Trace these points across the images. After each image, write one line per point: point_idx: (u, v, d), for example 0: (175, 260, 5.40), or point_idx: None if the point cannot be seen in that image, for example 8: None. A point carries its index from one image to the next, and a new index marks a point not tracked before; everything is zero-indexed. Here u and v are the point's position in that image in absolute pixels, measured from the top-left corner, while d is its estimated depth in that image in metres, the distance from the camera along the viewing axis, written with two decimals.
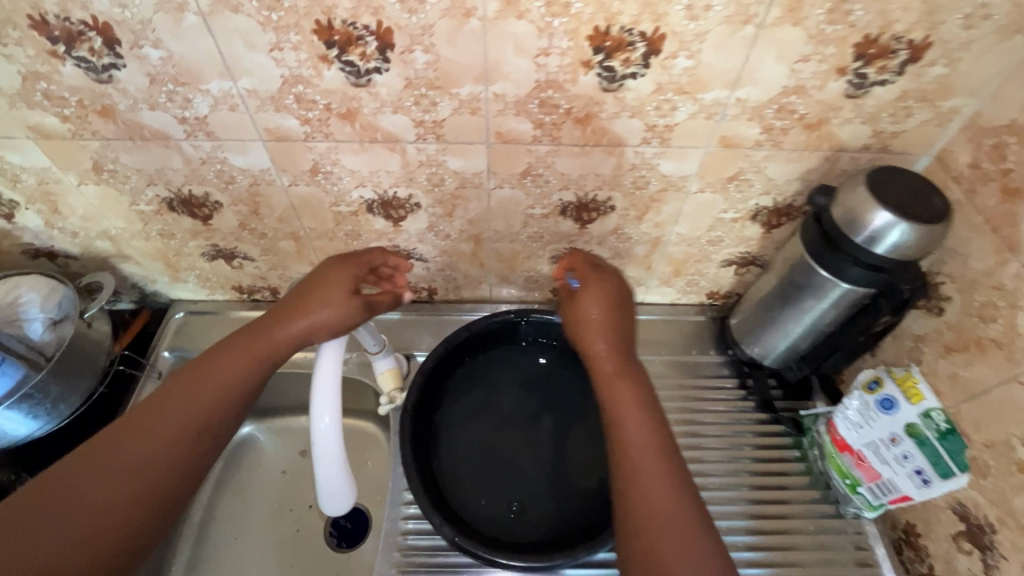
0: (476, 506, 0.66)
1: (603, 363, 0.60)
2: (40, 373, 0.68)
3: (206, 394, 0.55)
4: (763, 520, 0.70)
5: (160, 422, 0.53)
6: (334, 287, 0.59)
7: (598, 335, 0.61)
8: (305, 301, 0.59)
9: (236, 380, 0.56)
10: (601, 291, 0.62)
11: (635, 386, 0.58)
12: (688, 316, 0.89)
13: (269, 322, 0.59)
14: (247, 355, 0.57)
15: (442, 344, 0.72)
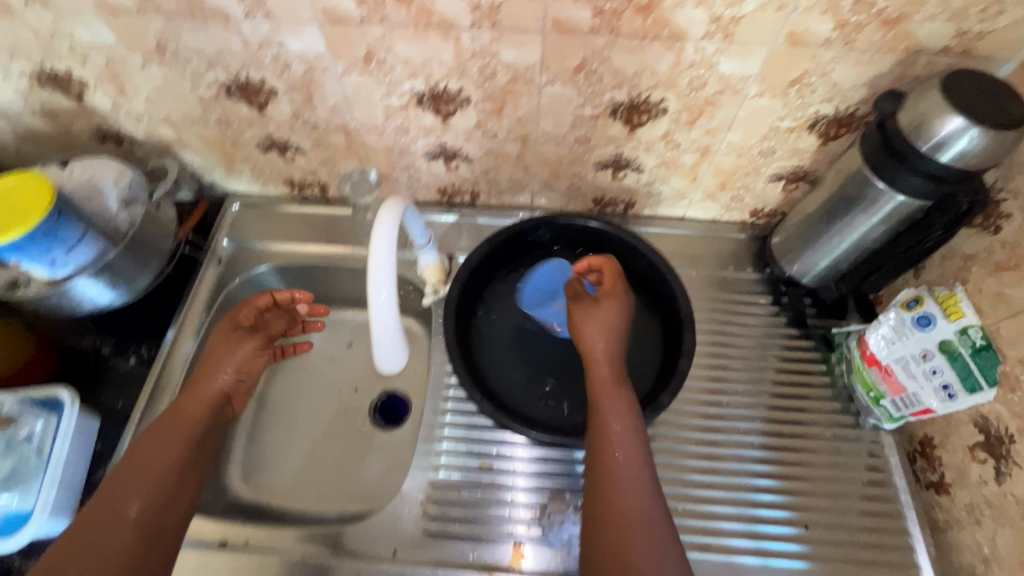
0: (511, 390, 0.71)
1: (597, 368, 0.64)
2: (117, 247, 0.73)
3: (149, 469, 0.63)
4: (779, 425, 0.74)
5: (155, 462, 0.63)
6: (233, 333, 0.76)
7: (597, 337, 0.66)
8: (214, 356, 0.74)
9: (178, 450, 0.65)
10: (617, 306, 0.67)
11: (618, 391, 0.62)
12: (727, 234, 0.88)
13: (183, 394, 0.70)
14: (175, 431, 0.66)
15: (487, 243, 0.76)
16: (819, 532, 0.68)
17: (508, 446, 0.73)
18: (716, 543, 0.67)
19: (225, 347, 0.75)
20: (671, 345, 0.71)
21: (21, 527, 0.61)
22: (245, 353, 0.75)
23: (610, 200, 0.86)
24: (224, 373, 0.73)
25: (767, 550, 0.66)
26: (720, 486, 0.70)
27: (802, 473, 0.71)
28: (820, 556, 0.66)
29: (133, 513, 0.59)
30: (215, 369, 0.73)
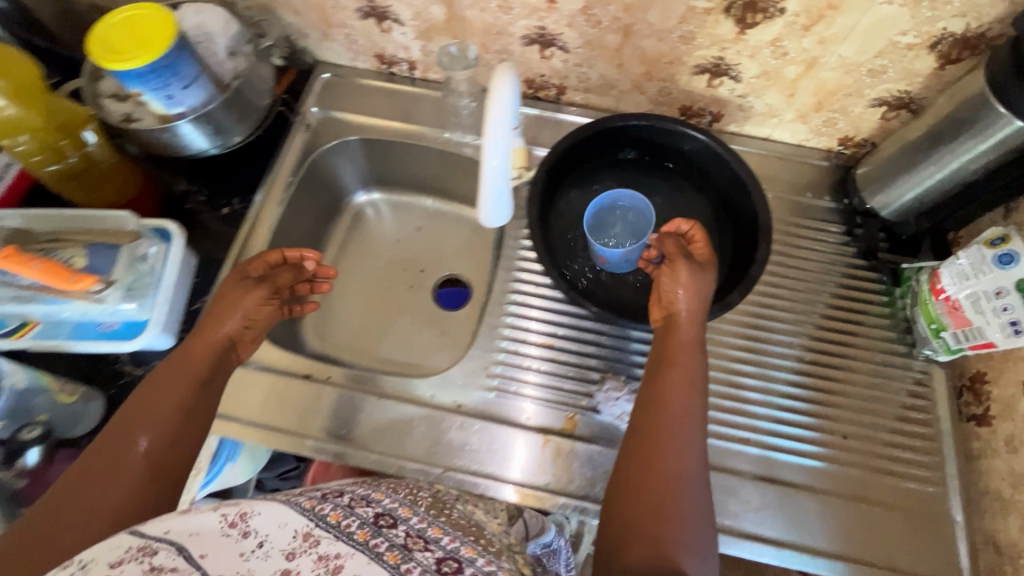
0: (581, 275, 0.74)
1: (682, 331, 0.63)
2: (222, 96, 0.75)
3: (160, 409, 0.58)
4: (831, 345, 0.76)
5: (155, 409, 0.58)
6: (240, 282, 0.70)
7: (688, 304, 0.64)
8: (222, 301, 0.68)
9: (187, 389, 0.61)
10: (703, 274, 0.65)
11: (696, 365, 0.61)
12: (810, 161, 0.87)
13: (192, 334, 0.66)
14: (185, 370, 0.62)
15: (583, 130, 0.75)
16: (847, 441, 0.72)
17: (526, 320, 0.78)
18: (748, 436, 0.71)
19: (230, 291, 0.69)
20: (743, 255, 0.72)
21: (141, 334, 0.69)
22: (254, 301, 0.69)
23: (697, 110, 0.85)
24: (233, 321, 0.67)
25: (795, 449, 0.71)
26: (761, 389, 0.74)
27: (843, 389, 0.74)
28: (845, 461, 0.71)
29: (145, 449, 0.56)
30: (222, 317, 0.67)
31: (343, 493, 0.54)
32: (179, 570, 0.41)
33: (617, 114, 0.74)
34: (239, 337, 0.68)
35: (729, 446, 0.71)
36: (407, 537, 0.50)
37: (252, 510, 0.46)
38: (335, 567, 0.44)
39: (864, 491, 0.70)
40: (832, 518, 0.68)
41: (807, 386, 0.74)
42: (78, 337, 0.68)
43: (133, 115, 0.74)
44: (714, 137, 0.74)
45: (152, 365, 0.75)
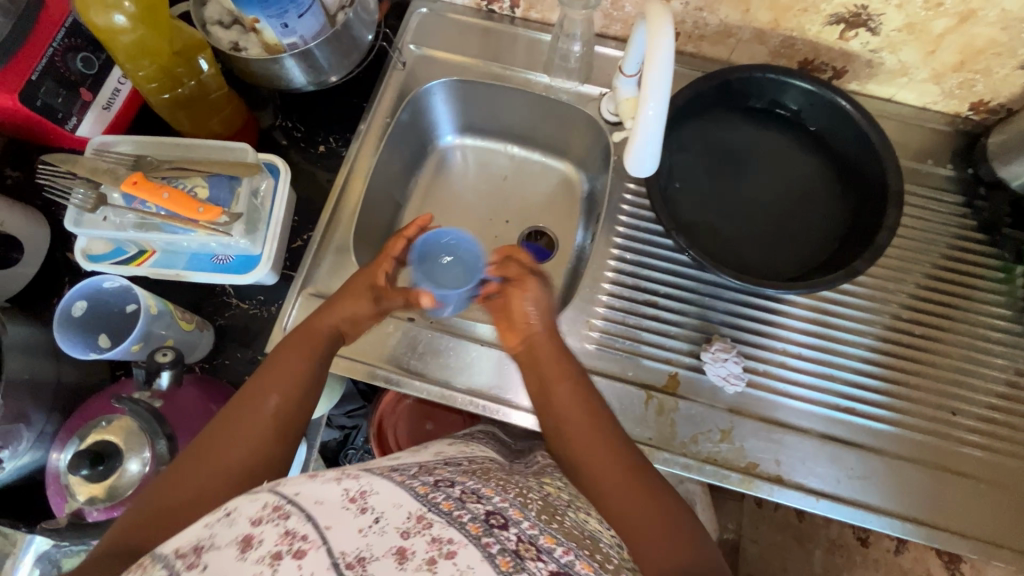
0: (697, 234, 0.70)
1: (542, 348, 0.65)
2: (332, 29, 0.73)
3: (278, 381, 0.58)
4: (943, 321, 0.74)
5: (280, 374, 0.58)
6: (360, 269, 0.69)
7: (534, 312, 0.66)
8: (342, 295, 0.67)
9: (304, 364, 0.61)
10: (534, 286, 0.67)
11: (574, 380, 0.62)
12: (933, 126, 0.82)
13: (308, 318, 0.66)
14: (300, 349, 0.62)
15: (709, 80, 0.71)
16: (929, 411, 0.71)
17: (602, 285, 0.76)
18: (836, 402, 0.70)
19: (355, 282, 0.68)
20: (865, 218, 0.69)
21: (255, 268, 0.70)
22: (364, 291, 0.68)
23: (818, 65, 0.80)
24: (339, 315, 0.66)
25: (880, 416, 0.70)
26: (849, 355, 0.73)
27: (938, 360, 0.73)
28: (932, 431, 0.70)
29: (273, 414, 0.55)
30: (334, 306, 0.66)
31: (454, 484, 0.44)
32: (306, 538, 0.35)
33: (739, 67, 0.70)
34: (347, 329, 0.67)
35: (819, 411, 0.70)
36: (518, 541, 0.39)
37: (371, 488, 0.40)
38: (449, 553, 0.35)
39: (947, 461, 0.69)
40: (919, 487, 0.67)
41: (892, 354, 0.73)
42: (196, 268, 0.69)
43: (239, 44, 0.72)
44: (843, 94, 0.69)
45: (256, 299, 0.77)
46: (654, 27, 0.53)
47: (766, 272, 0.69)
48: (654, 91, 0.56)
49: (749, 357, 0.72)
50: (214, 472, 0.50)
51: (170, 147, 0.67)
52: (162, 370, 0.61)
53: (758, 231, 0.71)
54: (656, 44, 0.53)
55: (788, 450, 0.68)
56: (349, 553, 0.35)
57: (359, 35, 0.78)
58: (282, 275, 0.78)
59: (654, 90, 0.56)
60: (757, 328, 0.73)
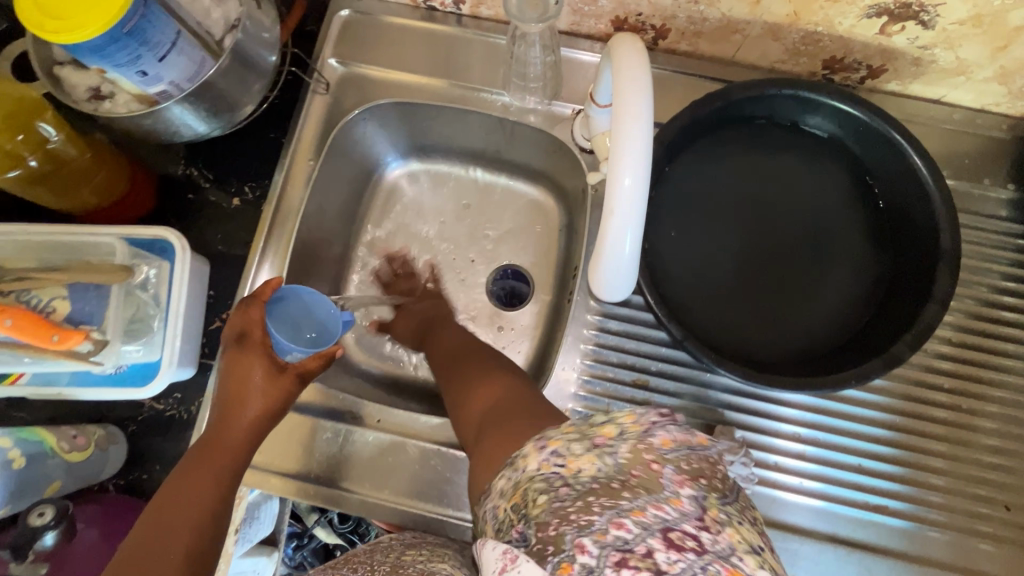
0: (695, 306, 0.55)
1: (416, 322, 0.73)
2: (216, 64, 0.56)
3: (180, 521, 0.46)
4: (991, 389, 0.61)
5: (187, 492, 0.48)
6: (241, 348, 0.56)
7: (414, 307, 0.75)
8: (235, 387, 0.55)
9: (215, 486, 0.50)
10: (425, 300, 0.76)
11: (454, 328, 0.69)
12: (993, 133, 0.65)
13: (217, 415, 0.55)
14: (210, 470, 0.50)
15: (710, 103, 0.54)
16: (967, 502, 0.59)
17: (579, 360, 0.63)
18: (854, 497, 0.59)
19: (242, 364, 0.55)
20: (909, 281, 0.54)
21: (154, 377, 0.57)
22: (258, 374, 0.55)
23: (848, 65, 0.62)
24: (250, 412, 0.54)
25: (905, 513, 0.59)
26: (871, 439, 0.60)
27: (976, 439, 0.60)
28: (967, 528, 0.59)
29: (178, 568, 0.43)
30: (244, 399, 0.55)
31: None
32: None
33: (751, 83, 0.54)
34: (264, 424, 0.55)
35: (830, 507, 0.59)
36: None
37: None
38: None
39: (986, 565, 0.58)
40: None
41: (919, 433, 0.60)
42: (83, 382, 0.57)
43: (103, 90, 0.56)
44: (891, 118, 0.53)
45: (173, 398, 0.65)
46: (622, 63, 0.43)
47: (784, 354, 0.54)
48: (626, 141, 0.40)
49: (756, 447, 0.60)
50: None
51: (50, 247, 0.55)
52: (41, 533, 0.50)
53: (772, 296, 0.56)
54: (624, 77, 0.41)
55: (794, 559, 0.58)
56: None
57: (263, 60, 0.61)
58: (200, 365, 0.66)
59: (625, 143, 0.40)
60: (764, 407, 0.61)
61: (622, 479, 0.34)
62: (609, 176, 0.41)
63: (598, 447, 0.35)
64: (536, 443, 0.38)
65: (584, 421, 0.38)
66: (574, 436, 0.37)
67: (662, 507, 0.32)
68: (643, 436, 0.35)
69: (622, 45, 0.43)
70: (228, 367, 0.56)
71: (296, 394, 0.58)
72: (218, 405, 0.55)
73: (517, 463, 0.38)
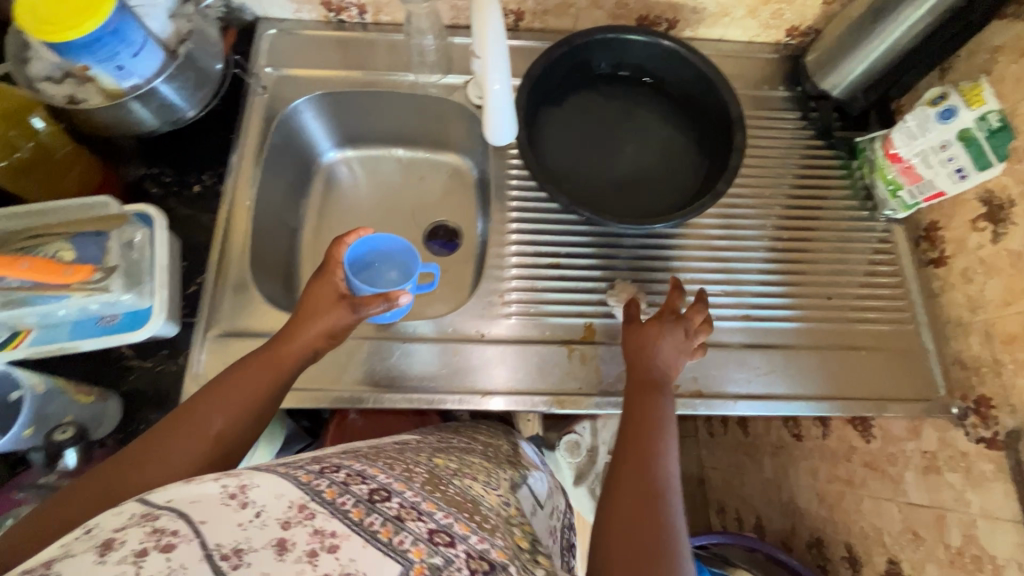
0: (579, 194, 0.75)
1: (642, 373, 0.66)
2: (175, 62, 0.71)
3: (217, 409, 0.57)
4: (805, 224, 0.84)
5: (236, 392, 0.59)
6: (320, 275, 0.69)
7: (656, 346, 0.67)
8: (309, 305, 0.67)
9: (260, 392, 0.60)
10: (666, 330, 0.67)
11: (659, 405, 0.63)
12: (762, 56, 0.92)
13: (281, 339, 0.65)
14: (263, 376, 0.61)
15: (556, 47, 0.76)
16: (811, 302, 0.79)
17: (507, 258, 0.79)
18: (738, 313, 0.78)
19: (319, 289, 0.68)
20: (720, 149, 0.76)
21: (146, 323, 0.67)
22: (326, 299, 0.68)
23: (652, 20, 0.87)
24: (311, 332, 0.66)
25: (771, 318, 0.78)
26: (747, 274, 0.80)
27: (816, 259, 0.82)
28: (816, 318, 0.79)
29: (214, 438, 0.55)
30: (302, 328, 0.66)
31: (340, 467, 0.45)
32: (179, 533, 0.36)
33: (581, 30, 0.76)
34: (319, 345, 0.66)
35: (728, 325, 0.77)
36: (400, 507, 0.42)
37: (252, 481, 0.40)
38: (331, 546, 0.37)
39: (833, 340, 0.78)
40: (818, 368, 0.76)
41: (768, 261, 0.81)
42: (82, 335, 0.65)
43: (77, 96, 0.68)
44: (679, 40, 0.77)
45: (161, 354, 0.73)
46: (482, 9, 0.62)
47: (646, 216, 0.75)
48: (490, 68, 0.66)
49: (653, 292, 0.78)
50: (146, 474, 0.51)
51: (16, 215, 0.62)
52: (63, 449, 0.58)
53: (637, 180, 0.77)
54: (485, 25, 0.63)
55: (704, 365, 0.74)
56: (225, 546, 0.36)
57: (209, 66, 0.76)
58: (183, 323, 0.75)
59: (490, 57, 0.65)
60: (657, 264, 0.79)
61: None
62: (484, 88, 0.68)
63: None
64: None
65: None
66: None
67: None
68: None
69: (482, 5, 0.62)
70: (307, 290, 0.69)
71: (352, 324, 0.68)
72: (286, 328, 0.66)
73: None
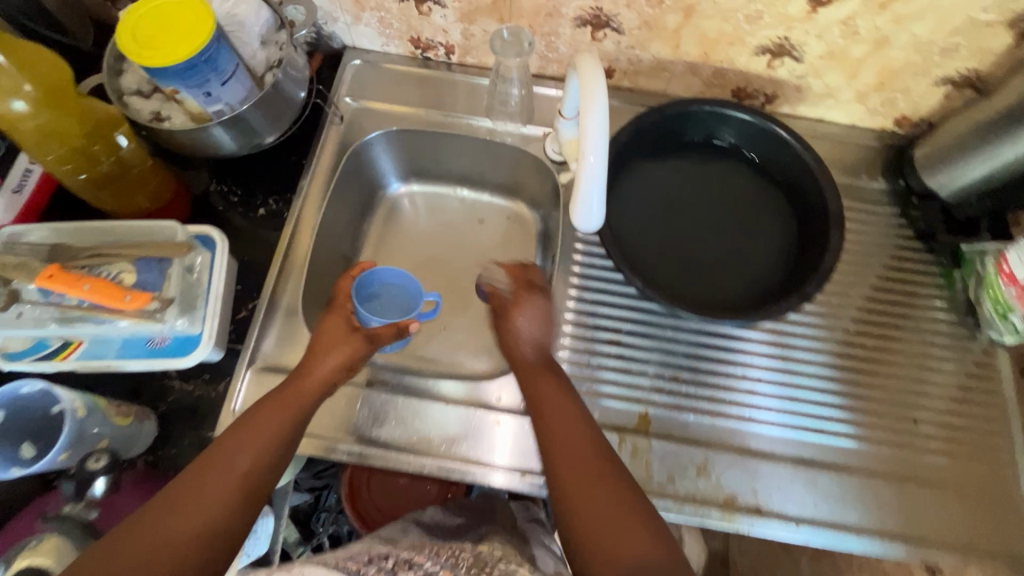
0: (651, 271, 0.70)
1: (526, 355, 0.67)
2: (261, 91, 0.71)
3: (229, 464, 0.55)
4: (891, 331, 0.76)
5: (258, 424, 0.59)
6: (331, 310, 0.73)
7: (535, 328, 0.69)
8: (322, 334, 0.69)
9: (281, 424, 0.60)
10: (540, 305, 0.70)
11: (556, 381, 0.64)
12: (863, 142, 0.85)
13: (298, 370, 0.66)
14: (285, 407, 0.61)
15: (645, 116, 0.72)
16: (890, 422, 0.72)
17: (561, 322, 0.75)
18: (805, 424, 0.71)
19: (331, 320, 0.71)
20: (812, 243, 0.69)
21: (194, 349, 0.66)
22: (342, 328, 0.70)
23: (750, 92, 0.82)
24: (331, 361, 0.66)
25: (844, 435, 0.71)
26: (822, 383, 0.73)
27: (902, 374, 0.74)
28: (897, 442, 0.71)
29: (244, 477, 0.55)
30: (318, 357, 0.67)
31: None
32: None
33: (676, 101, 0.72)
34: (336, 375, 0.66)
35: (787, 436, 0.70)
36: None
37: None
38: None
39: (913, 469, 0.70)
40: (894, 499, 0.68)
41: (846, 369, 0.74)
42: (128, 355, 0.64)
43: (161, 113, 0.69)
44: (782, 123, 0.72)
45: (202, 378, 0.72)
46: (589, 82, 0.56)
47: (722, 305, 0.69)
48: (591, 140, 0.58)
49: (718, 387, 0.72)
50: (178, 526, 0.50)
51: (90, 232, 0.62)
52: (97, 476, 0.60)
53: (716, 264, 0.72)
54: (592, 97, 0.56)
55: (763, 479, 0.68)
56: None
57: (293, 94, 0.76)
58: (228, 348, 0.74)
59: (590, 134, 0.58)
60: (722, 355, 0.73)
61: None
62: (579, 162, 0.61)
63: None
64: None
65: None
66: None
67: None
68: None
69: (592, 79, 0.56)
70: (323, 323, 0.71)
71: (365, 353, 0.70)
72: (300, 364, 0.66)
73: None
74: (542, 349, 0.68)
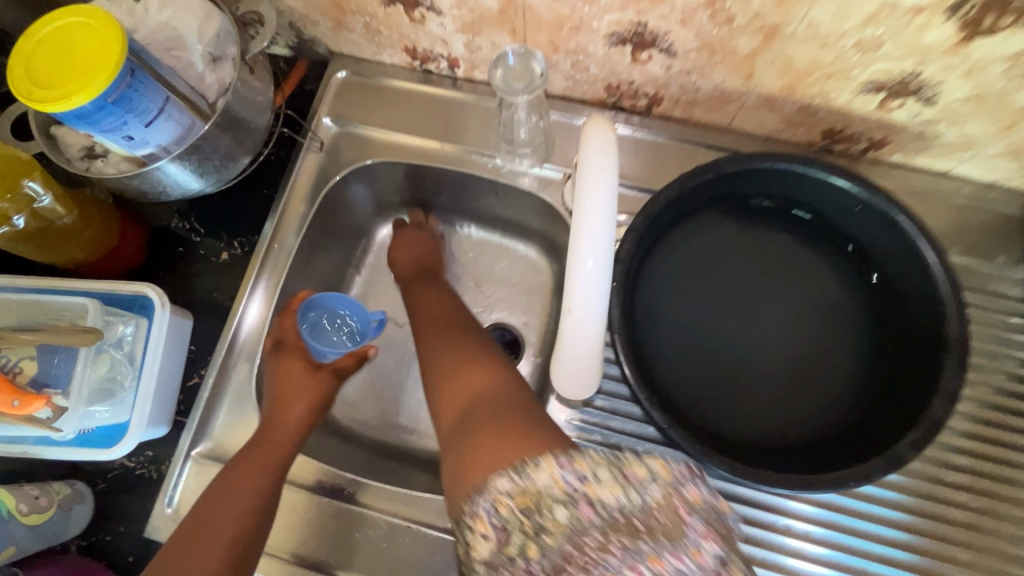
0: (678, 388, 0.54)
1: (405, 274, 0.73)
2: (206, 125, 0.56)
3: (221, 524, 0.52)
4: (1007, 487, 0.57)
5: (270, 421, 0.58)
6: (279, 354, 0.63)
7: (405, 256, 0.73)
8: (280, 389, 0.62)
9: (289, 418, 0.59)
10: (413, 237, 0.74)
11: (438, 291, 0.69)
12: (1008, 210, 0.61)
13: (286, 377, 0.62)
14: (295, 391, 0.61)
15: (691, 179, 0.53)
16: None
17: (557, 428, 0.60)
18: None
19: (286, 371, 0.62)
20: (911, 380, 0.50)
21: (121, 439, 0.56)
22: (302, 371, 0.63)
23: (849, 136, 0.60)
24: (304, 397, 0.61)
25: None
26: (890, 542, 0.56)
27: (1005, 548, 0.56)
28: None
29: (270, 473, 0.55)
30: (286, 403, 0.60)
31: None
32: None
33: (737, 157, 0.53)
34: (310, 417, 0.61)
35: None
36: None
37: None
38: None
39: None
40: None
41: (937, 536, 0.56)
42: (48, 442, 0.55)
43: (96, 149, 0.58)
44: (894, 198, 0.51)
45: (144, 456, 0.63)
46: (594, 142, 0.42)
47: (771, 445, 0.52)
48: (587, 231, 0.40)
49: (758, 542, 0.56)
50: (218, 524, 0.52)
51: (32, 304, 0.56)
52: None
53: (767, 386, 0.54)
54: (592, 159, 0.41)
55: None
56: None
57: (254, 123, 0.62)
58: (173, 422, 0.64)
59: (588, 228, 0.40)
60: (768, 499, 0.57)
61: (644, 517, 0.35)
62: (569, 263, 0.41)
63: (627, 481, 0.37)
64: (555, 457, 0.38)
65: (611, 454, 0.38)
66: (600, 467, 0.37)
67: (682, 558, 0.34)
68: (674, 486, 0.37)
69: (599, 132, 0.42)
70: (275, 371, 0.63)
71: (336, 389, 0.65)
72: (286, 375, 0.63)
73: (525, 470, 0.38)
74: (418, 264, 0.73)
